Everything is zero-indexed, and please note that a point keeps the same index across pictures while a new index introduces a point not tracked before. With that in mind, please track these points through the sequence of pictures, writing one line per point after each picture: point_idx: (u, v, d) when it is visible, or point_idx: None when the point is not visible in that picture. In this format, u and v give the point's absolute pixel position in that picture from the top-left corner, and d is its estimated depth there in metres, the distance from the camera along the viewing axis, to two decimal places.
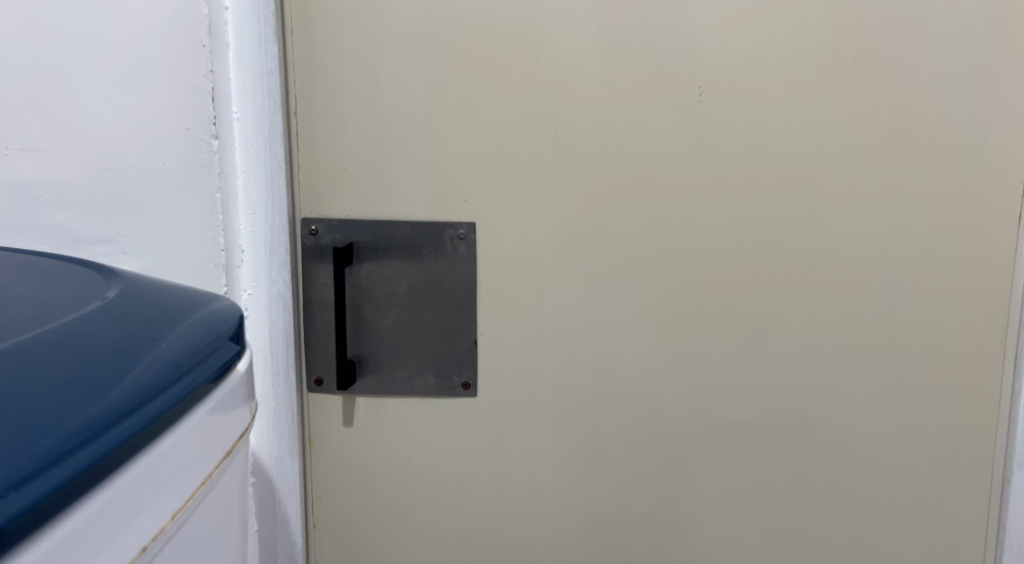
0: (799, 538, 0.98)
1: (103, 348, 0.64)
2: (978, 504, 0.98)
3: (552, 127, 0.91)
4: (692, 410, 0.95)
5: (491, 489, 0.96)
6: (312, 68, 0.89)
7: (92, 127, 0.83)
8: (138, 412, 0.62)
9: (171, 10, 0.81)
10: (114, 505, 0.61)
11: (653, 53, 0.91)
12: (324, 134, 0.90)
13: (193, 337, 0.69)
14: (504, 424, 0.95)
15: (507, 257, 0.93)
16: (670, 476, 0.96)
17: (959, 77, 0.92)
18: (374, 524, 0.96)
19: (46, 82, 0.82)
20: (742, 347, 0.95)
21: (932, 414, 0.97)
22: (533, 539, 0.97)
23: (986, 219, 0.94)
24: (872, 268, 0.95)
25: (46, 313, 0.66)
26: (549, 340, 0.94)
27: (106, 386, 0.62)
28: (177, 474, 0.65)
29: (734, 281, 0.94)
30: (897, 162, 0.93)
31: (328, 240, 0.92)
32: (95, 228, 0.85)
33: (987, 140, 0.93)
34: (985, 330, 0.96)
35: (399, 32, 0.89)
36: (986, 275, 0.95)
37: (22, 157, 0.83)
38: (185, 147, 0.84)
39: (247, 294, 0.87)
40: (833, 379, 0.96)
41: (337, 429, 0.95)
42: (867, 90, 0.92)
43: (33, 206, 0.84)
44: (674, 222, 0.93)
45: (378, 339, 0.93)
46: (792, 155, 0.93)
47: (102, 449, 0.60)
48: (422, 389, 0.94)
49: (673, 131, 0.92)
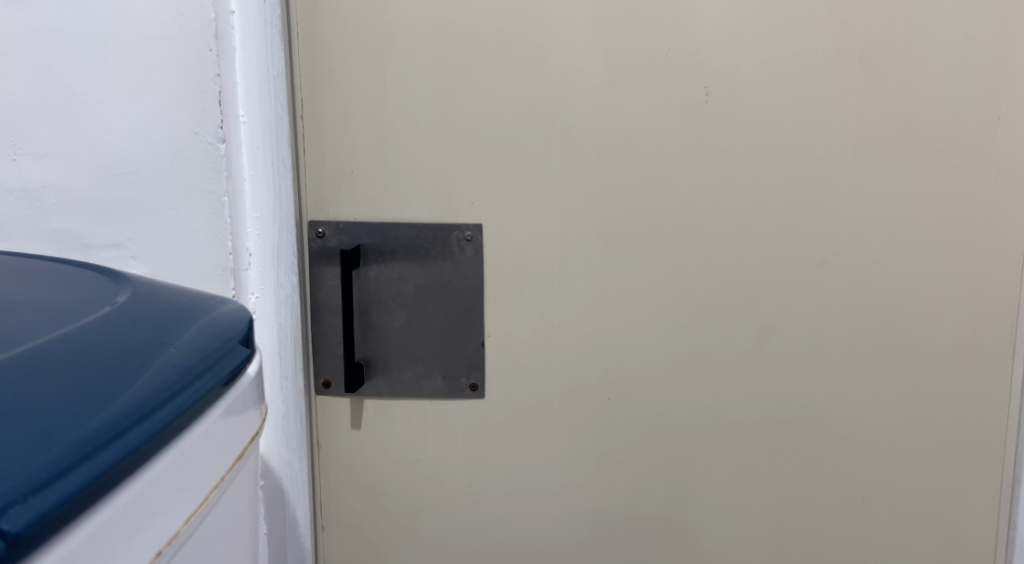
0: (808, 539, 0.99)
1: (112, 353, 0.61)
2: (989, 504, 0.98)
3: (558, 128, 0.91)
4: (699, 412, 0.96)
5: (499, 491, 0.97)
6: (318, 71, 0.90)
7: (99, 132, 0.84)
8: (146, 420, 0.59)
9: (177, 14, 0.82)
10: (121, 516, 0.57)
11: (658, 53, 0.90)
12: (331, 137, 0.91)
13: (203, 340, 0.65)
14: (511, 425, 0.96)
15: (513, 259, 0.94)
16: (678, 476, 0.97)
17: (968, 74, 0.91)
18: (383, 524, 0.97)
19: (53, 88, 0.83)
20: (750, 348, 0.95)
21: (942, 413, 0.96)
22: (543, 539, 0.98)
23: (997, 218, 0.94)
24: (882, 269, 0.94)
25: (51, 322, 0.62)
26: (556, 342, 0.95)
27: (112, 394, 0.58)
28: (188, 483, 0.61)
29: (743, 283, 0.94)
30: (907, 162, 0.92)
31: (336, 242, 0.93)
32: (103, 232, 0.85)
33: (998, 137, 0.92)
34: (994, 330, 0.95)
35: (404, 36, 0.90)
36: (997, 273, 0.94)
37: (31, 162, 0.84)
38: (191, 151, 0.84)
39: (254, 298, 0.87)
40: (841, 381, 0.96)
41: (345, 431, 0.96)
42: (874, 91, 0.91)
43: (42, 211, 0.85)
44: (682, 224, 0.93)
45: (386, 340, 0.95)
46: (801, 157, 0.92)
47: (107, 460, 0.56)
48: (429, 390, 0.95)
49: (680, 132, 0.91)
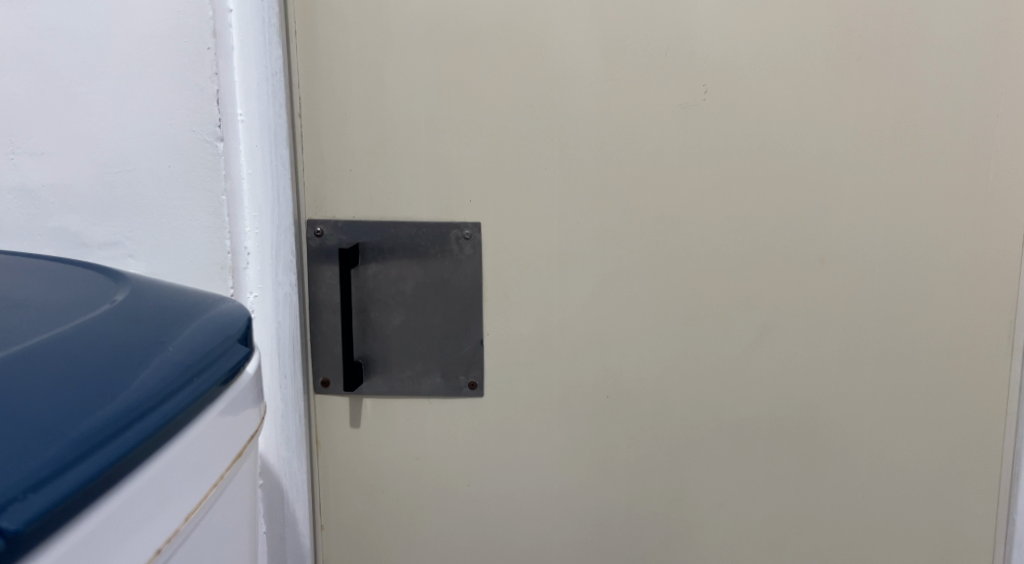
0: (807, 537, 0.99)
1: (111, 351, 0.61)
2: (988, 501, 0.98)
3: (556, 126, 0.91)
4: (699, 410, 0.96)
5: (498, 489, 0.97)
6: (317, 69, 0.90)
7: (98, 131, 0.84)
8: (146, 418, 0.59)
9: (176, 13, 0.82)
10: (122, 513, 0.57)
11: (657, 51, 0.90)
12: (330, 136, 0.91)
13: (202, 338, 0.65)
14: (510, 423, 0.96)
15: (512, 257, 0.94)
16: (677, 475, 0.97)
17: (967, 72, 0.91)
18: (383, 523, 0.97)
19: (53, 87, 0.83)
20: (749, 346, 0.95)
21: (940, 411, 0.96)
22: (542, 537, 0.98)
23: (995, 216, 0.94)
24: (881, 266, 0.94)
25: (50, 321, 0.62)
26: (555, 341, 0.95)
27: (112, 393, 0.58)
28: (187, 481, 0.61)
29: (741, 281, 0.94)
30: (906, 160, 0.92)
31: (334, 241, 0.93)
32: (101, 231, 0.85)
33: (996, 135, 0.92)
34: (992, 328, 0.95)
35: (403, 34, 0.90)
36: (995, 271, 0.94)
37: (29, 161, 0.84)
38: (190, 150, 0.84)
39: (253, 296, 0.87)
40: (839, 379, 0.96)
41: (344, 430, 0.96)
42: (872, 88, 0.91)
43: (40, 209, 0.85)
44: (680, 222, 0.93)
45: (385, 339, 0.94)
46: (799, 156, 0.92)
47: (107, 457, 0.56)
48: (428, 389, 0.95)
49: (679, 129, 0.91)
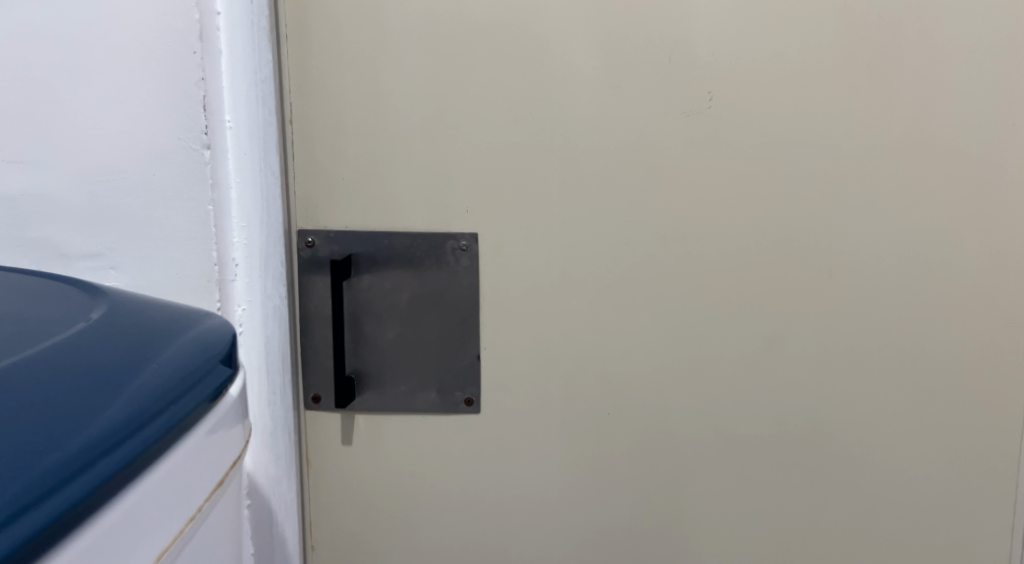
0: (814, 557, 0.96)
1: (88, 372, 0.58)
2: (1001, 521, 0.95)
3: (557, 133, 0.88)
4: (703, 427, 0.93)
5: (495, 506, 0.94)
6: (309, 74, 0.87)
7: (80, 138, 0.80)
8: (125, 445, 0.55)
9: (161, 15, 0.79)
10: (99, 547, 0.54)
11: (662, 55, 0.87)
12: (321, 142, 0.88)
13: (183, 357, 0.62)
14: (508, 439, 0.93)
15: (511, 269, 0.90)
16: (679, 493, 0.94)
17: (982, 79, 0.88)
18: (376, 542, 0.94)
19: (34, 93, 0.80)
20: (754, 361, 0.92)
21: (953, 427, 0.93)
22: (540, 556, 0.95)
23: (1011, 228, 0.90)
24: (892, 280, 0.91)
25: (21, 341, 0.59)
26: (555, 355, 0.92)
27: (88, 417, 0.55)
28: (167, 511, 0.58)
29: (747, 293, 0.91)
30: (918, 168, 0.89)
31: (326, 251, 0.90)
32: (82, 242, 0.82)
33: (1014, 145, 0.89)
34: (1008, 342, 0.92)
35: (399, 37, 0.86)
36: (1011, 284, 0.91)
37: (8, 169, 0.81)
38: (176, 158, 0.81)
39: (241, 310, 0.84)
40: (848, 395, 0.93)
41: (335, 447, 0.93)
42: (883, 94, 0.88)
43: (18, 219, 0.81)
44: (685, 233, 0.90)
45: (379, 354, 0.91)
46: (809, 164, 0.89)
47: (85, 486, 0.53)
48: (423, 405, 0.92)
49: (683, 137, 0.88)
